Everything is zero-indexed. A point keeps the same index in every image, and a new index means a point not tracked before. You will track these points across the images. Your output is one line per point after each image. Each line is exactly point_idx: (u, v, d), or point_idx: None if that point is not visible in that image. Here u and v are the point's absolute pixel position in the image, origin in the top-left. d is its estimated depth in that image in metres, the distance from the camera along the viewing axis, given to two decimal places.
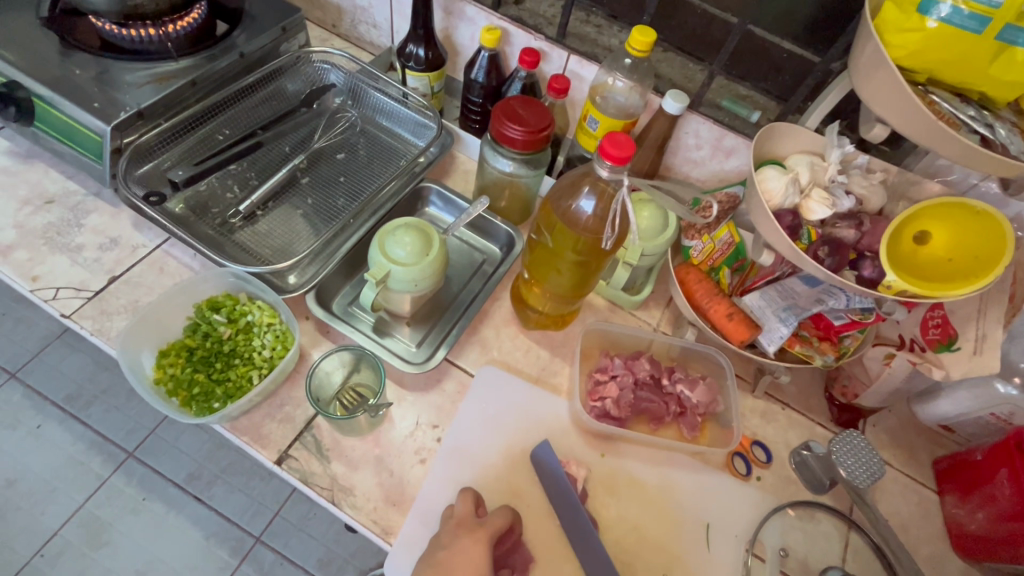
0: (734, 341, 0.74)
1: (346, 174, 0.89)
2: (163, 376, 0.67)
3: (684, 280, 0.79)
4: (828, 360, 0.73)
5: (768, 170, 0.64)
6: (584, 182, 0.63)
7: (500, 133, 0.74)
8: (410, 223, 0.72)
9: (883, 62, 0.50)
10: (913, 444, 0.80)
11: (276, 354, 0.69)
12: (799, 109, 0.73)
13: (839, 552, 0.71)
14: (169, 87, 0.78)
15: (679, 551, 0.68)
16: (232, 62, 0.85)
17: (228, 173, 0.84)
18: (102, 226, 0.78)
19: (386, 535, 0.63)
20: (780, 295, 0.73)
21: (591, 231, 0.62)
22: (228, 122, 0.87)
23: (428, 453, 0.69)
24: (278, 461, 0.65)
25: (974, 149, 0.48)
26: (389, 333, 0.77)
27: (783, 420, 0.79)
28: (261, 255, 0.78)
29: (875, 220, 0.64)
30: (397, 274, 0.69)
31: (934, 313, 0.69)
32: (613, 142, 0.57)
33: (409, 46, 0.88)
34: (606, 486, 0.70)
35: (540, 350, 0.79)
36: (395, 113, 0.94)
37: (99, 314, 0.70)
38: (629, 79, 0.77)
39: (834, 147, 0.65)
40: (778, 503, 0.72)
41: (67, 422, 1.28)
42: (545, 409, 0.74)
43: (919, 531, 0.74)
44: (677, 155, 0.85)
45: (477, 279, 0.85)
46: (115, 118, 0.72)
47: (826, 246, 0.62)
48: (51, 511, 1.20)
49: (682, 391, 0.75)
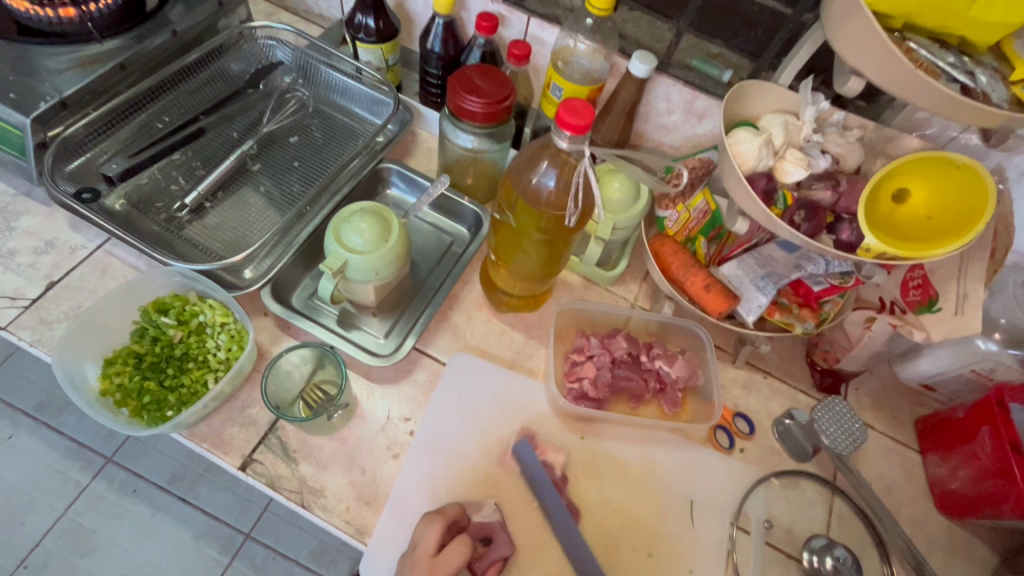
0: (713, 313, 0.72)
1: (301, 158, 0.83)
2: (110, 387, 0.63)
3: (659, 252, 0.75)
4: (808, 327, 0.70)
5: (741, 132, 0.60)
6: (544, 156, 0.58)
7: (459, 106, 0.70)
8: (367, 208, 0.67)
9: (857, 7, 0.46)
10: (895, 406, 0.79)
11: (232, 354, 0.65)
12: (771, 67, 0.70)
13: (825, 518, 0.70)
14: (95, 72, 0.72)
15: (664, 530, 0.66)
16: (166, 42, 0.78)
17: (171, 164, 0.79)
18: (36, 227, 0.72)
19: (361, 536, 0.61)
20: (758, 262, 0.71)
21: (555, 206, 0.59)
22: (167, 108, 0.81)
23: (401, 448, 0.66)
24: (243, 466, 0.62)
25: (954, 99, 0.45)
26: (355, 325, 0.73)
27: (765, 388, 0.77)
28: (213, 251, 0.73)
29: (852, 180, 0.61)
30: (355, 264, 0.65)
31: (914, 274, 0.68)
32: (570, 109, 0.53)
33: (358, 16, 0.81)
34: (586, 469, 0.68)
35: (515, 334, 0.76)
36: (350, 90, 0.88)
37: (38, 324, 0.66)
38: (592, 41, 0.72)
39: (809, 104, 0.61)
40: (762, 474, 0.71)
41: (39, 430, 1.24)
42: (522, 394, 0.72)
43: (903, 492, 0.74)
44: (648, 121, 0.81)
45: (446, 262, 0.81)
46: (34, 109, 0.67)
47: (802, 210, 0.59)
48: (31, 522, 1.16)
49: (661, 367, 0.73)
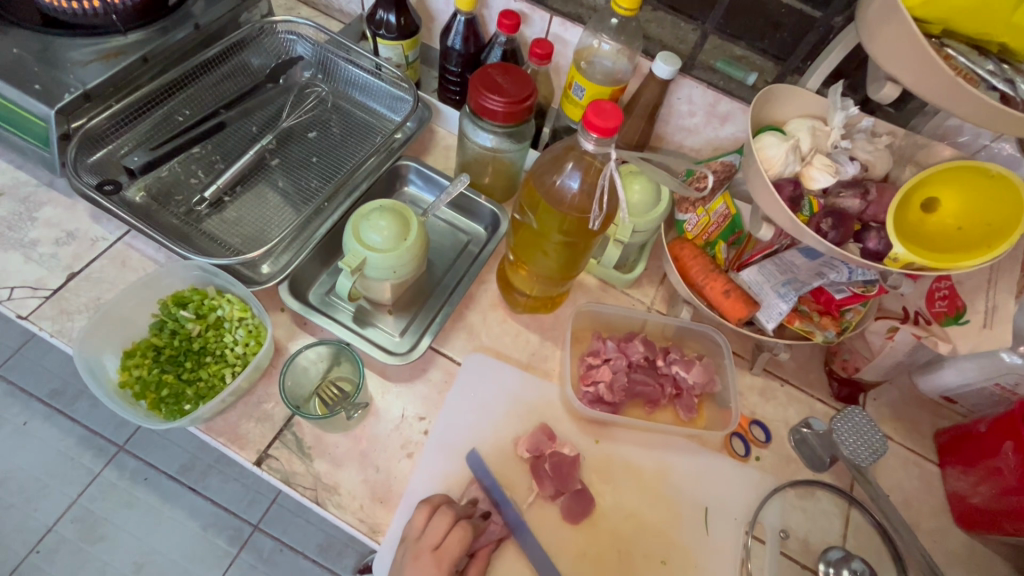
0: (732, 319, 0.71)
1: (319, 154, 0.83)
2: (129, 379, 0.63)
3: (679, 256, 0.75)
4: (829, 336, 0.69)
5: (768, 137, 0.59)
6: (569, 157, 0.58)
7: (479, 105, 0.69)
8: (386, 205, 0.67)
9: (896, 10, 0.45)
10: (914, 417, 0.78)
11: (250, 350, 0.65)
12: (797, 70, 0.69)
13: (840, 529, 0.69)
14: (118, 64, 0.72)
15: (678, 537, 0.66)
16: (188, 35, 0.78)
17: (191, 157, 0.79)
18: (58, 218, 0.73)
19: (374, 534, 0.61)
20: (779, 269, 0.70)
21: (577, 208, 0.58)
22: (188, 101, 0.81)
23: (415, 447, 0.66)
24: (258, 461, 0.62)
25: (994, 109, 0.44)
26: (370, 323, 0.73)
27: (782, 396, 0.76)
28: (231, 245, 0.74)
29: (881, 187, 0.59)
30: (374, 262, 0.64)
31: (941, 285, 0.66)
32: (598, 111, 0.52)
33: (379, 12, 0.80)
34: (599, 473, 0.68)
35: (531, 335, 0.76)
36: (369, 86, 0.88)
37: (59, 314, 0.66)
38: (616, 42, 0.71)
39: (838, 109, 0.60)
40: (778, 483, 0.70)
41: (53, 417, 1.25)
42: (536, 395, 0.71)
43: (921, 505, 0.72)
44: (669, 123, 0.80)
45: (462, 261, 0.80)
46: (59, 100, 0.67)
47: (829, 218, 0.58)
48: (45, 507, 1.18)
49: (677, 372, 0.72)
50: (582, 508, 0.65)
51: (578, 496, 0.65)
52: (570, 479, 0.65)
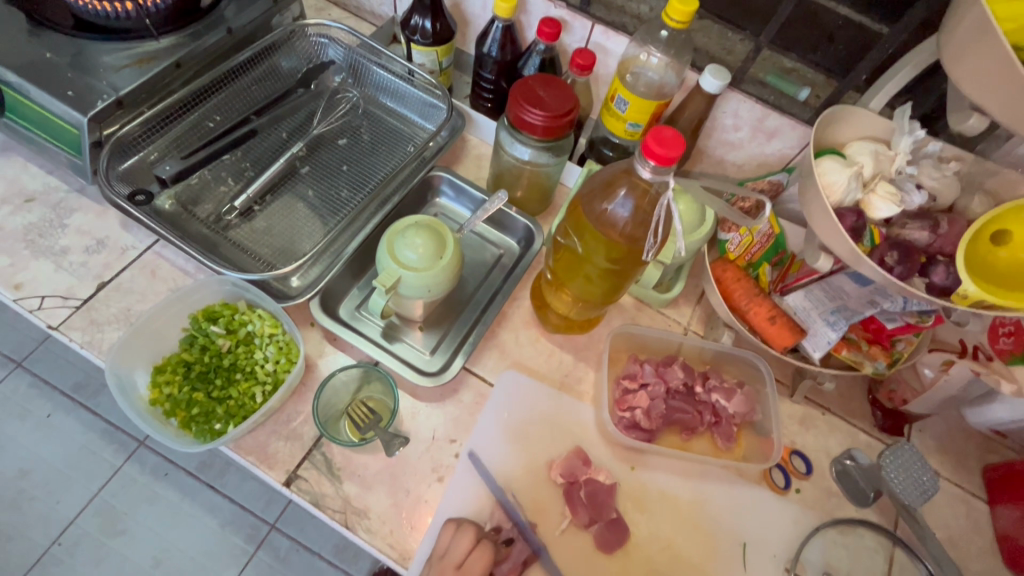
0: (776, 346, 0.68)
1: (349, 162, 0.81)
2: (160, 396, 0.62)
3: (721, 278, 0.72)
4: (879, 367, 0.67)
5: (829, 162, 0.56)
6: (622, 182, 0.55)
7: (519, 117, 0.66)
8: (421, 222, 0.65)
9: (990, 35, 0.42)
10: (962, 450, 0.75)
11: (280, 367, 0.64)
12: (857, 87, 0.65)
13: (884, 567, 0.66)
14: (151, 70, 0.70)
15: (715, 572, 0.63)
16: (220, 40, 0.76)
17: (221, 164, 0.78)
18: (88, 225, 0.72)
19: (403, 560, 0.59)
20: (827, 294, 0.66)
21: (628, 236, 0.56)
22: (218, 107, 0.79)
23: (446, 470, 0.64)
24: (287, 482, 0.61)
25: None
26: (400, 339, 0.72)
27: (824, 426, 0.73)
28: (261, 256, 0.72)
29: (952, 220, 0.57)
30: (408, 281, 0.62)
31: (1005, 321, 0.63)
32: (659, 138, 0.49)
33: (414, 17, 0.78)
34: (635, 501, 0.66)
35: (564, 355, 0.73)
36: (400, 92, 0.85)
37: (89, 325, 0.65)
38: (664, 54, 0.68)
39: (905, 133, 0.57)
40: (819, 517, 0.68)
41: (76, 411, 1.26)
42: (569, 418, 0.69)
43: (968, 544, 0.69)
44: (711, 137, 0.77)
45: (495, 275, 0.78)
46: (91, 107, 0.65)
47: (894, 251, 0.55)
48: (67, 500, 1.19)
49: (716, 400, 0.70)
50: (618, 539, 0.63)
51: (612, 526, 0.63)
52: (605, 508, 0.63)
